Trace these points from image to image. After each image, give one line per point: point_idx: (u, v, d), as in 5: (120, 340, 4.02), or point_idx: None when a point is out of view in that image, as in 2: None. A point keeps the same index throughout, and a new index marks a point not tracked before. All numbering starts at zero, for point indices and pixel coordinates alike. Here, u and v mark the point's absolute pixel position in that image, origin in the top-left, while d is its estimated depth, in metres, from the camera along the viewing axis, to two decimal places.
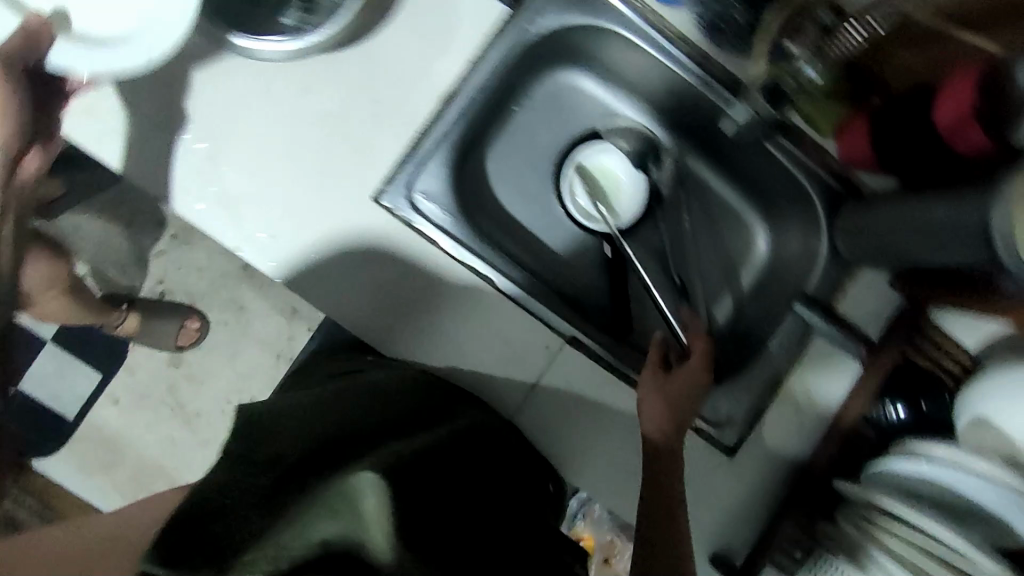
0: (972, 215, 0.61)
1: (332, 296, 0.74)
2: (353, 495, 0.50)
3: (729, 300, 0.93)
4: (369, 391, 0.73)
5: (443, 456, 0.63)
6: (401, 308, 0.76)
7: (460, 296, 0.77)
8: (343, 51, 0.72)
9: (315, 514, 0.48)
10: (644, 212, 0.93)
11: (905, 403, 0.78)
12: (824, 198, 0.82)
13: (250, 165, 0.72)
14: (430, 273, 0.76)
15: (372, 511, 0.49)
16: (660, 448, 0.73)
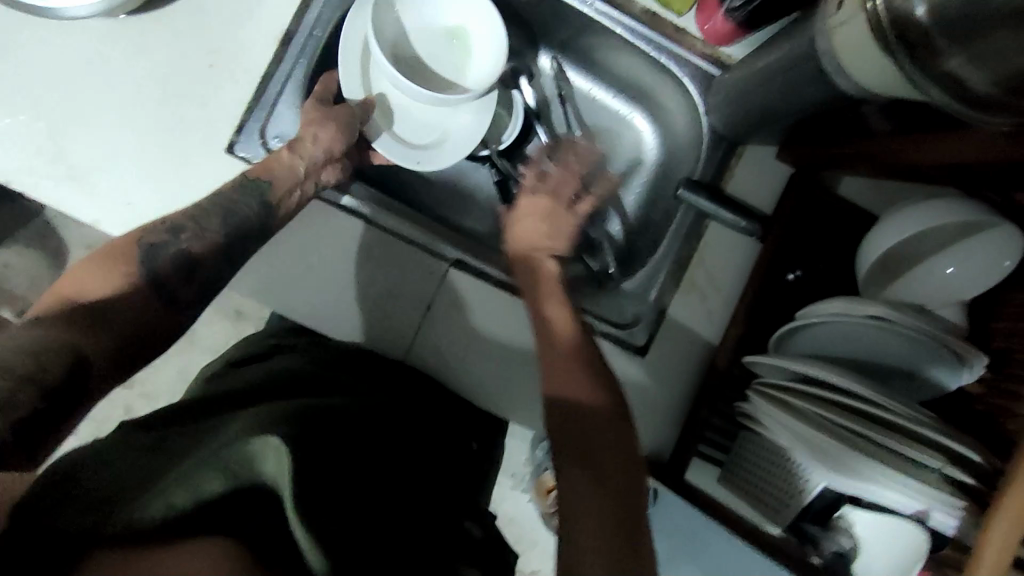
0: (813, 42, 0.59)
1: (263, 275, 0.76)
2: (250, 456, 0.52)
3: (627, 205, 0.93)
4: (260, 378, 0.73)
5: (341, 416, 0.66)
6: (302, 262, 0.76)
7: (340, 237, 0.77)
8: (172, 8, 0.72)
9: (206, 466, 0.50)
10: (523, 135, 0.91)
11: (799, 266, 0.78)
12: (696, 78, 0.81)
13: (96, 135, 0.70)
14: (320, 222, 0.76)
15: (274, 468, 0.52)
16: (589, 409, 0.58)
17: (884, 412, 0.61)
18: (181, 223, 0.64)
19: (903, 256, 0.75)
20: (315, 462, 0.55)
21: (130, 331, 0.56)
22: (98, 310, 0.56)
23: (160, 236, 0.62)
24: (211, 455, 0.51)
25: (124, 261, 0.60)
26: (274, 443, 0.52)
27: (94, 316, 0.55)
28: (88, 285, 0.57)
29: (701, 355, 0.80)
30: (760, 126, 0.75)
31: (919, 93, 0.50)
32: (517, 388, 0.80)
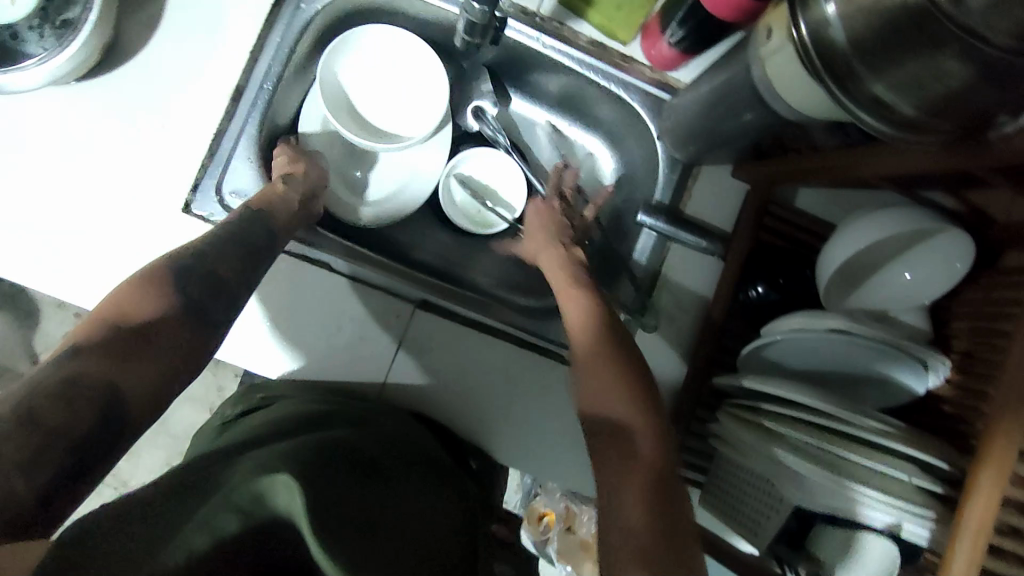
0: (753, 69, 0.60)
1: (247, 341, 0.75)
2: (262, 492, 0.54)
3: None
4: (260, 424, 0.69)
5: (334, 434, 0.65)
6: (275, 322, 0.75)
7: (314, 291, 0.76)
8: (120, 72, 0.72)
9: (225, 509, 0.52)
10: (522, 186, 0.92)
11: (765, 282, 0.78)
12: (647, 103, 0.81)
13: (51, 205, 0.70)
14: (295, 279, 0.76)
15: (288, 502, 0.54)
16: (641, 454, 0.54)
17: (849, 426, 0.62)
18: (204, 247, 0.62)
19: (862, 265, 0.76)
20: (327, 494, 0.54)
21: (161, 364, 0.52)
22: (137, 336, 0.52)
23: (186, 258, 0.59)
24: (229, 495, 0.52)
25: (151, 277, 0.56)
26: (282, 478, 0.53)
27: (121, 351, 0.51)
28: (120, 306, 0.54)
29: (673, 377, 0.80)
30: (715, 146, 0.76)
31: (847, 114, 0.53)
32: (494, 422, 0.81)
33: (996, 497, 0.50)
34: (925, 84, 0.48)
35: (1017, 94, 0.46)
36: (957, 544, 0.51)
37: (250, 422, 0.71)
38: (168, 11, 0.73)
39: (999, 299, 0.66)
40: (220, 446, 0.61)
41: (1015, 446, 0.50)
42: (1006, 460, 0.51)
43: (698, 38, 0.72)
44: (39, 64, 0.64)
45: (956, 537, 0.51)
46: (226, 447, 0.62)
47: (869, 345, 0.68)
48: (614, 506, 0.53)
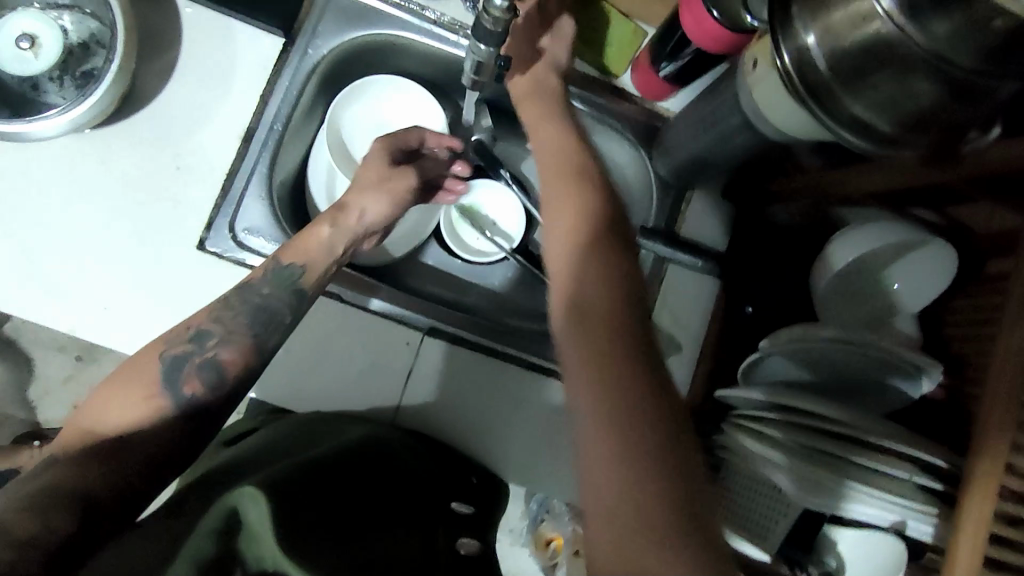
0: (740, 95, 0.64)
1: (278, 375, 0.77)
2: (233, 509, 0.49)
3: None
4: (249, 451, 0.67)
5: (338, 466, 0.63)
6: (295, 356, 0.78)
7: (332, 327, 0.78)
8: (135, 117, 0.75)
9: (202, 535, 0.47)
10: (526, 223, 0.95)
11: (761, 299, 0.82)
12: (637, 131, 0.86)
13: (69, 245, 0.72)
14: (322, 319, 0.78)
15: (256, 517, 0.49)
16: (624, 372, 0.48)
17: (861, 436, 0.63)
18: (208, 326, 0.62)
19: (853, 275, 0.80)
20: (306, 514, 0.53)
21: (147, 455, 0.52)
22: (122, 440, 0.52)
23: (185, 345, 0.60)
24: (199, 531, 0.47)
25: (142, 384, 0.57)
26: (249, 490, 0.51)
27: (103, 454, 0.50)
28: (103, 417, 0.54)
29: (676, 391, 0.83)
30: (706, 169, 0.79)
31: (831, 134, 0.56)
32: (503, 446, 0.82)
33: (991, 488, 0.53)
34: (899, 103, 0.52)
35: (982, 109, 0.51)
36: (959, 531, 0.54)
37: (240, 449, 0.69)
38: (180, 58, 0.76)
39: (983, 304, 0.70)
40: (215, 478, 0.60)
41: (1006, 437, 0.53)
42: (999, 449, 0.54)
43: (685, 70, 0.77)
44: (60, 112, 0.67)
45: (959, 525, 0.54)
46: (216, 474, 0.60)
47: (867, 353, 0.71)
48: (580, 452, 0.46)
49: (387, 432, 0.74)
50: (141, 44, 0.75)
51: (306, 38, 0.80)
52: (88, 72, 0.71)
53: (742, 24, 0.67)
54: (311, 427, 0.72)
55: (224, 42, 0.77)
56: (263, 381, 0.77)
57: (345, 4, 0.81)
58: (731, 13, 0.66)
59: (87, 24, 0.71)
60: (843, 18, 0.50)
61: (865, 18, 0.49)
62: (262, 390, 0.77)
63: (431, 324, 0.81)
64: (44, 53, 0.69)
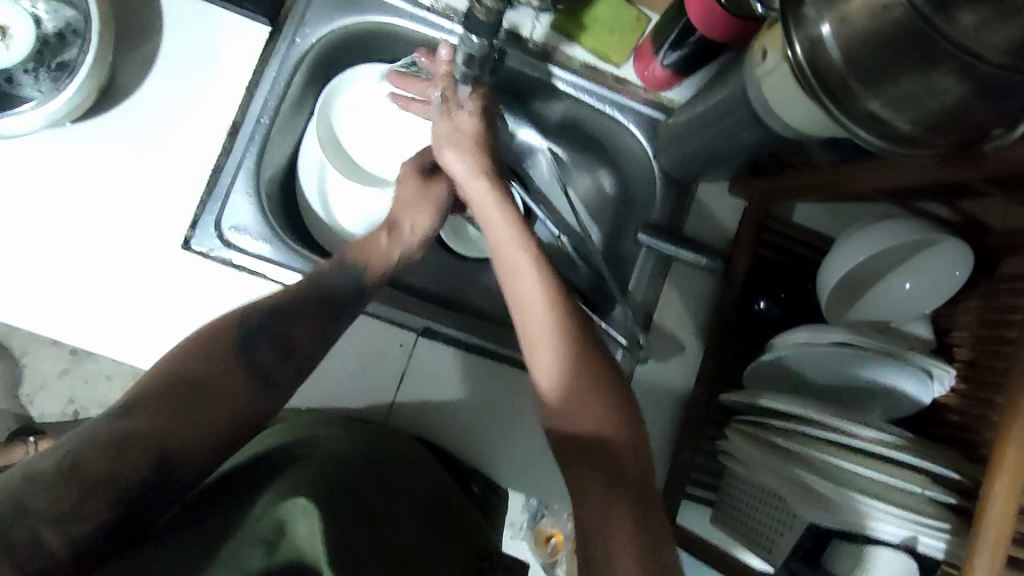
0: (748, 88, 0.60)
1: None
2: (281, 520, 0.57)
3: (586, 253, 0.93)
4: (251, 459, 0.66)
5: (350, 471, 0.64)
6: None
7: None
8: (117, 110, 0.72)
9: (251, 541, 0.56)
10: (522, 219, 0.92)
11: (770, 299, 0.79)
12: (642, 124, 0.82)
13: (48, 244, 0.69)
14: None
15: (305, 530, 0.57)
16: (630, 479, 0.54)
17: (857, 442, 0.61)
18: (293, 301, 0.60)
19: (865, 275, 0.77)
20: (339, 527, 0.57)
21: (216, 424, 0.51)
22: (202, 393, 0.51)
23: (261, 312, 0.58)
24: (252, 533, 0.56)
25: (219, 349, 0.54)
26: (300, 501, 0.58)
27: (169, 408, 0.49)
28: (184, 366, 0.52)
29: (679, 394, 0.80)
30: (713, 165, 0.76)
31: (845, 133, 0.53)
32: (500, 448, 0.80)
33: (1011, 511, 0.50)
34: (920, 100, 0.48)
35: (1009, 108, 0.47)
36: (974, 561, 0.50)
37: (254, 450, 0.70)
38: (164, 48, 0.73)
39: (1000, 306, 0.67)
40: (229, 482, 0.62)
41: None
42: (1021, 468, 0.50)
43: (691, 60, 0.73)
44: (36, 108, 0.63)
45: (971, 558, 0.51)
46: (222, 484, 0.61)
47: (878, 359, 0.68)
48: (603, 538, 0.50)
49: (400, 438, 0.73)
50: (120, 33, 0.72)
51: (294, 27, 0.76)
52: (64, 63, 0.68)
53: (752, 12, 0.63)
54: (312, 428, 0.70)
55: (208, 31, 0.74)
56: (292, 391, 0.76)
57: None
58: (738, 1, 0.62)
59: (62, 13, 0.68)
60: (860, 7, 0.47)
61: (884, 7, 0.46)
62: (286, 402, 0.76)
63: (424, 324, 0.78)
64: (16, 45, 0.67)
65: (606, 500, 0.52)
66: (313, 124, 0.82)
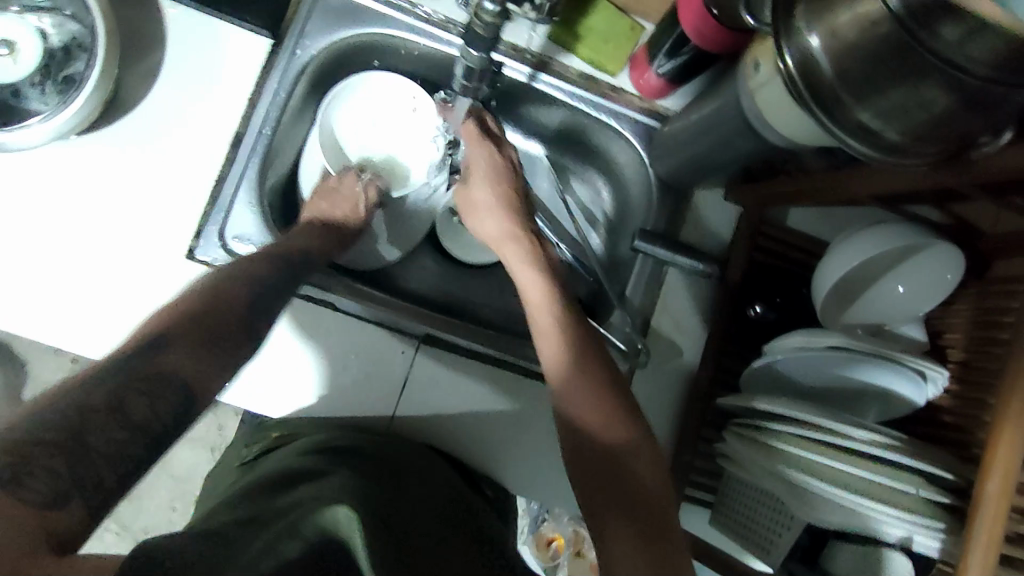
0: (742, 98, 0.62)
1: (263, 391, 0.75)
2: (325, 518, 0.56)
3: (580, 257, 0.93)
4: (271, 473, 0.69)
5: (376, 478, 0.65)
6: (281, 365, 0.75)
7: (323, 335, 0.77)
8: (121, 124, 0.73)
9: (294, 533, 0.53)
10: None
11: (764, 303, 0.79)
12: (638, 132, 0.83)
13: (54, 255, 0.70)
14: (313, 325, 0.76)
15: (350, 529, 0.56)
16: (630, 490, 0.58)
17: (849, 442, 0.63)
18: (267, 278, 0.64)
19: (856, 280, 0.78)
20: (385, 523, 0.58)
21: (191, 374, 0.52)
22: (167, 350, 0.52)
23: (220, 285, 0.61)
24: (295, 526, 0.54)
25: (219, 293, 0.60)
26: (343, 510, 0.56)
27: (198, 343, 0.55)
28: (178, 312, 0.57)
29: (677, 397, 0.82)
30: (709, 172, 0.77)
31: (836, 143, 0.55)
32: (503, 453, 0.81)
33: (1003, 510, 0.51)
34: (909, 110, 0.50)
35: (995, 117, 0.49)
36: (967, 559, 0.51)
37: (269, 467, 0.71)
38: (169, 61, 0.74)
39: (992, 309, 0.68)
40: (253, 494, 0.64)
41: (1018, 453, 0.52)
42: (1011, 468, 0.52)
43: (686, 70, 0.75)
44: (43, 122, 0.64)
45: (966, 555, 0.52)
46: (246, 497, 0.64)
47: (869, 360, 0.69)
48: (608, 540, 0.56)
49: (418, 448, 0.75)
50: (124, 46, 0.73)
51: (294, 39, 0.77)
52: (70, 77, 0.69)
53: (744, 24, 0.65)
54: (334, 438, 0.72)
55: (211, 44, 0.75)
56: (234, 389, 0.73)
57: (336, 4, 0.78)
58: (731, 14, 0.63)
59: (67, 28, 0.69)
60: (848, 21, 0.48)
61: (873, 21, 0.47)
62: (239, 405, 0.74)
63: (424, 330, 0.79)
64: (24, 59, 0.68)
65: (608, 506, 0.58)
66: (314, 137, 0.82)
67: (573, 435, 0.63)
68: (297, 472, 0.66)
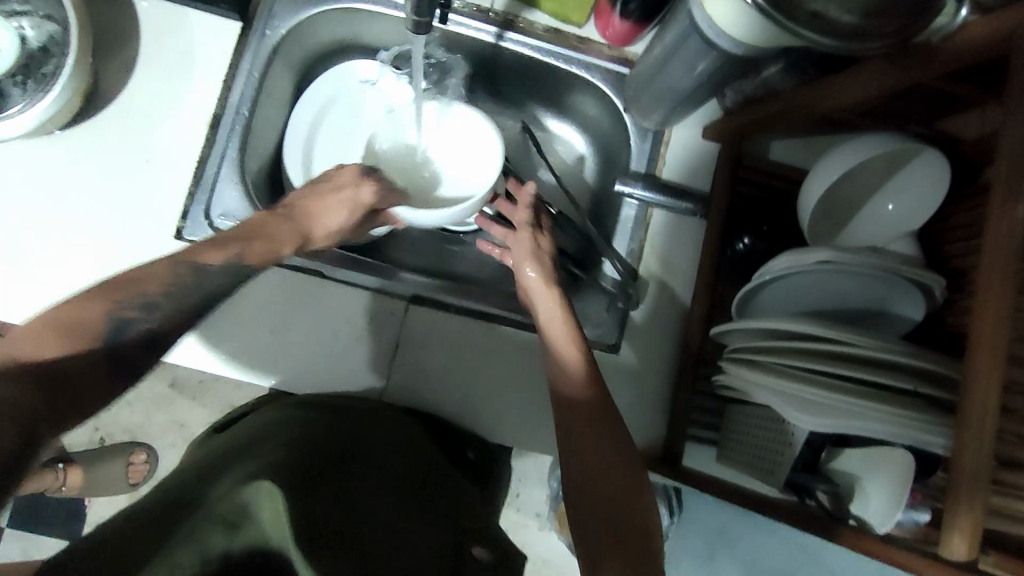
0: (697, 13, 0.62)
1: (260, 357, 0.77)
2: (244, 500, 0.51)
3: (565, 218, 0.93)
4: (233, 441, 0.66)
5: (336, 450, 0.60)
6: (278, 334, 0.77)
7: (314, 304, 0.78)
8: (103, 113, 0.75)
9: (210, 522, 0.49)
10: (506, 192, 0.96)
11: (751, 234, 0.80)
12: (609, 80, 0.83)
13: (47, 246, 0.72)
14: (304, 290, 0.78)
15: (271, 514, 0.51)
16: (596, 469, 0.56)
17: (843, 348, 0.60)
18: (162, 299, 0.50)
19: (844, 200, 0.77)
20: (315, 502, 0.52)
21: (85, 402, 0.45)
22: (49, 380, 0.43)
23: (128, 308, 0.48)
24: (209, 510, 0.49)
25: (80, 329, 0.46)
26: (265, 486, 0.51)
27: (46, 390, 0.43)
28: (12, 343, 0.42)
29: (676, 337, 0.81)
30: (681, 107, 0.77)
31: (793, 37, 0.54)
32: (505, 408, 0.80)
33: (995, 397, 0.46)
34: None
35: None
36: (962, 453, 0.47)
37: (235, 434, 0.69)
38: (144, 50, 0.76)
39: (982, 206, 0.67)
40: (211, 463, 0.61)
41: (1004, 346, 0.46)
42: (995, 368, 0.46)
43: (648, 7, 0.76)
44: (24, 110, 0.67)
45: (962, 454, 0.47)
46: (204, 465, 0.61)
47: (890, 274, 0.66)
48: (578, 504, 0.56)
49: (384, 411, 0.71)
50: (101, 41, 0.76)
51: (264, 20, 0.79)
52: (48, 71, 0.71)
53: None
54: (307, 404, 0.69)
55: (182, 30, 0.78)
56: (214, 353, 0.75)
57: None
58: None
59: (45, 28, 0.72)
60: None
61: None
62: (227, 369, 0.76)
63: (413, 291, 0.80)
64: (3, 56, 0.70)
65: (580, 474, 0.57)
66: (299, 108, 0.86)
67: (566, 414, 0.61)
68: (242, 451, 0.61)
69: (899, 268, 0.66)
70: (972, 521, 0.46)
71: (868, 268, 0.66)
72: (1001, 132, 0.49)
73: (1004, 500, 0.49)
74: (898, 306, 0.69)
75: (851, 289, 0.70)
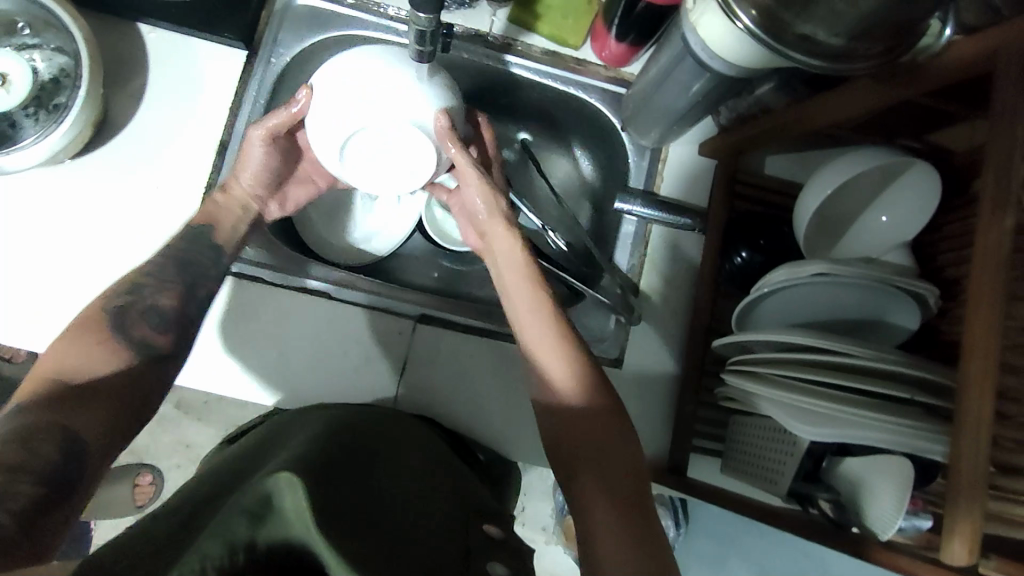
0: (689, 36, 0.64)
1: (267, 378, 0.78)
2: (270, 494, 0.45)
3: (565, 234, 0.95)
4: (252, 449, 0.63)
5: (357, 457, 0.58)
6: (285, 355, 0.78)
7: (319, 324, 0.79)
8: (112, 141, 0.77)
9: (233, 515, 0.44)
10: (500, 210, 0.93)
11: (749, 247, 0.81)
12: (606, 99, 0.86)
13: (60, 272, 0.74)
14: (312, 312, 0.79)
15: (296, 511, 0.45)
16: (613, 479, 0.56)
17: (842, 359, 0.61)
18: (145, 281, 0.64)
19: (838, 213, 0.79)
20: (336, 502, 0.48)
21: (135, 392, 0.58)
22: (96, 385, 0.55)
23: (126, 297, 0.62)
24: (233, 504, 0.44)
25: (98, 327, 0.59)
26: (288, 477, 0.45)
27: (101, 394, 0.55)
28: (68, 364, 0.56)
29: (676, 349, 0.83)
30: (676, 125, 0.79)
31: (784, 60, 0.56)
32: (510, 422, 0.82)
33: (990, 405, 0.47)
34: (841, 13, 0.51)
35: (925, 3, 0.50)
36: (960, 459, 0.48)
37: (249, 441, 0.68)
38: (152, 79, 0.78)
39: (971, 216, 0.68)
40: (229, 469, 0.59)
41: (996, 354, 0.48)
42: (989, 376, 0.48)
43: (642, 30, 0.78)
44: (37, 141, 0.68)
45: (960, 460, 0.48)
46: (221, 474, 0.58)
47: (884, 284, 0.68)
48: (588, 514, 0.55)
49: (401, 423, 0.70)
50: (109, 70, 0.78)
51: (269, 48, 0.82)
52: (59, 102, 0.73)
53: None
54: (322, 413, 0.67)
55: (189, 59, 0.80)
56: (224, 374, 0.77)
57: (305, 12, 0.83)
58: None
59: (56, 60, 0.74)
60: None
61: None
62: (236, 390, 0.77)
63: (418, 309, 0.81)
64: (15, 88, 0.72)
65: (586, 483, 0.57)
66: None
67: (577, 425, 0.60)
68: (259, 458, 0.59)
69: (899, 278, 0.67)
70: (971, 524, 0.47)
71: (862, 278, 0.68)
72: (986, 149, 0.51)
73: (1002, 504, 0.51)
74: (893, 316, 0.71)
75: (847, 301, 0.71)
